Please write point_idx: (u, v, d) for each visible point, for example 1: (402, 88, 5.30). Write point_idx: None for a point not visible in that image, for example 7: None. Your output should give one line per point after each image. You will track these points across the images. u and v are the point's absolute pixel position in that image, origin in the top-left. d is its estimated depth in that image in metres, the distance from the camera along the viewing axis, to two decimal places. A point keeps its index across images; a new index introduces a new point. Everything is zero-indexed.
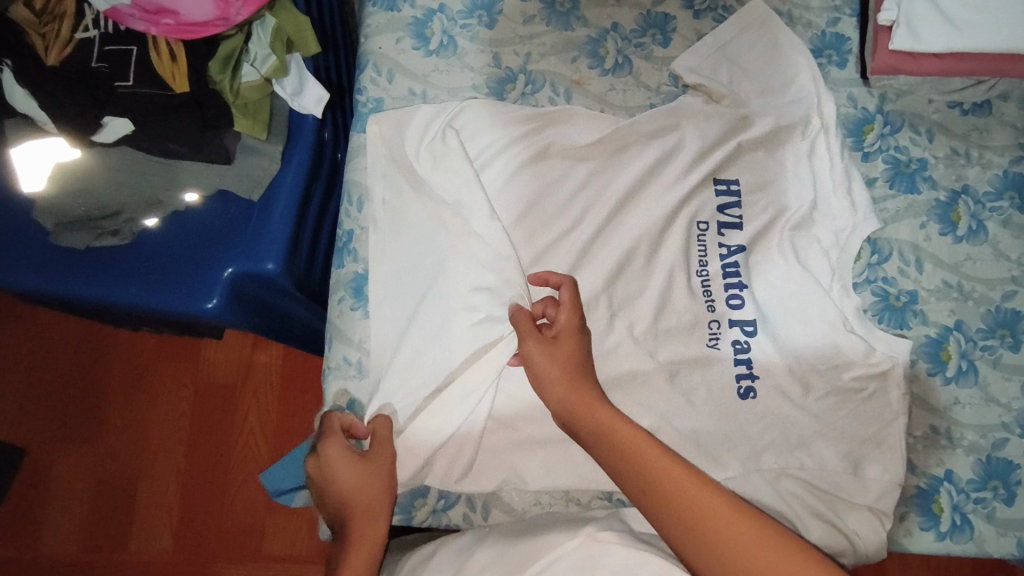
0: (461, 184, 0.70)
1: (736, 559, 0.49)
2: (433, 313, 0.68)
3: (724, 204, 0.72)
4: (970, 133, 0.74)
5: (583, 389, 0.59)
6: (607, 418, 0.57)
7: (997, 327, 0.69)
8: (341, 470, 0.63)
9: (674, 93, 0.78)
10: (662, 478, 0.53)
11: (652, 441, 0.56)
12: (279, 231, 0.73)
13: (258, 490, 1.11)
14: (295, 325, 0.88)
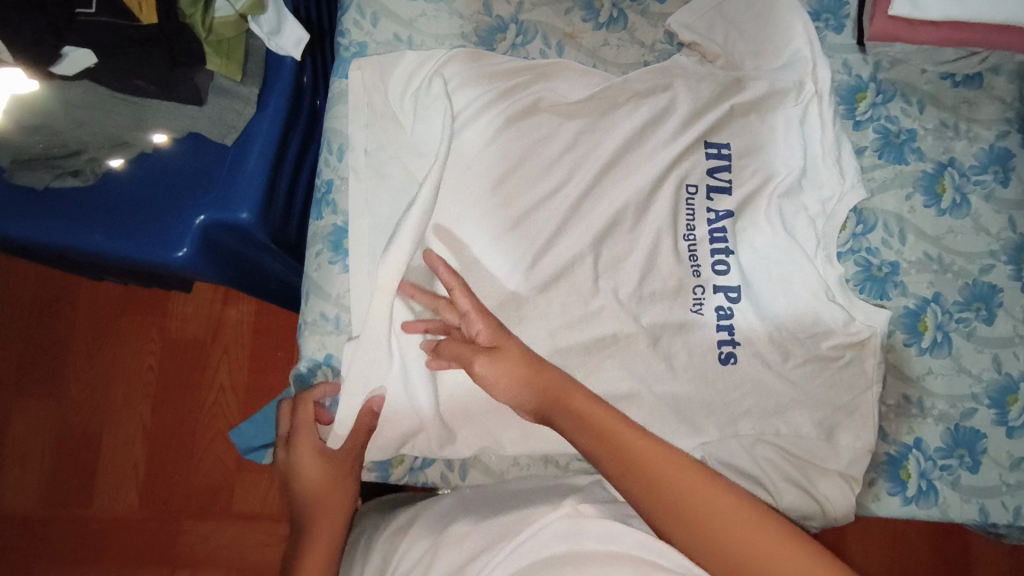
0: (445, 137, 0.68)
1: (704, 527, 0.48)
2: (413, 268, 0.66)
3: (714, 167, 0.71)
4: (960, 106, 0.74)
5: (553, 376, 0.58)
6: (580, 403, 0.56)
7: (973, 300, 0.69)
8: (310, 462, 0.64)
9: (668, 52, 0.76)
10: (637, 457, 0.52)
11: (628, 423, 0.55)
12: (254, 179, 0.70)
13: (227, 448, 1.09)
14: (269, 279, 0.85)
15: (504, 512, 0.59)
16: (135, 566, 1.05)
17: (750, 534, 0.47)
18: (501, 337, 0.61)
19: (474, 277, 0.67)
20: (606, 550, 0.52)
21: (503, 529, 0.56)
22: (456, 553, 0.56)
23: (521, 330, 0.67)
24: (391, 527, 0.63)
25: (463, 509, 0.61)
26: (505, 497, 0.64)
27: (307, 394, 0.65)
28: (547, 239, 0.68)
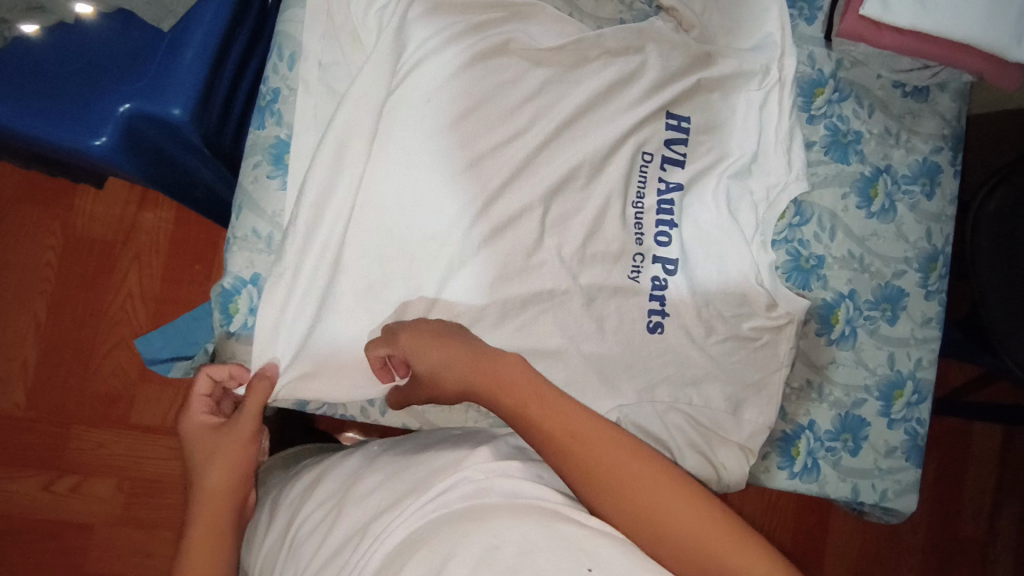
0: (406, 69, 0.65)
1: (628, 497, 0.49)
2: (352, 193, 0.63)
3: (672, 139, 0.71)
4: (905, 116, 0.77)
5: (466, 353, 0.59)
6: (500, 380, 0.56)
7: (882, 301, 0.74)
8: (200, 439, 0.59)
9: (646, 13, 0.74)
10: (563, 430, 0.52)
11: (549, 388, 0.56)
12: (192, 73, 0.63)
13: (129, 357, 1.03)
14: (196, 183, 0.79)
15: (413, 465, 0.57)
16: (16, 468, 1.00)
17: (664, 505, 0.49)
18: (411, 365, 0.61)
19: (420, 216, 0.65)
20: (516, 505, 0.49)
21: (411, 485, 0.54)
22: (362, 508, 0.54)
23: (462, 274, 0.66)
24: (297, 488, 0.61)
25: (371, 463, 0.59)
26: (424, 439, 0.64)
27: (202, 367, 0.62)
28: (498, 186, 0.67)
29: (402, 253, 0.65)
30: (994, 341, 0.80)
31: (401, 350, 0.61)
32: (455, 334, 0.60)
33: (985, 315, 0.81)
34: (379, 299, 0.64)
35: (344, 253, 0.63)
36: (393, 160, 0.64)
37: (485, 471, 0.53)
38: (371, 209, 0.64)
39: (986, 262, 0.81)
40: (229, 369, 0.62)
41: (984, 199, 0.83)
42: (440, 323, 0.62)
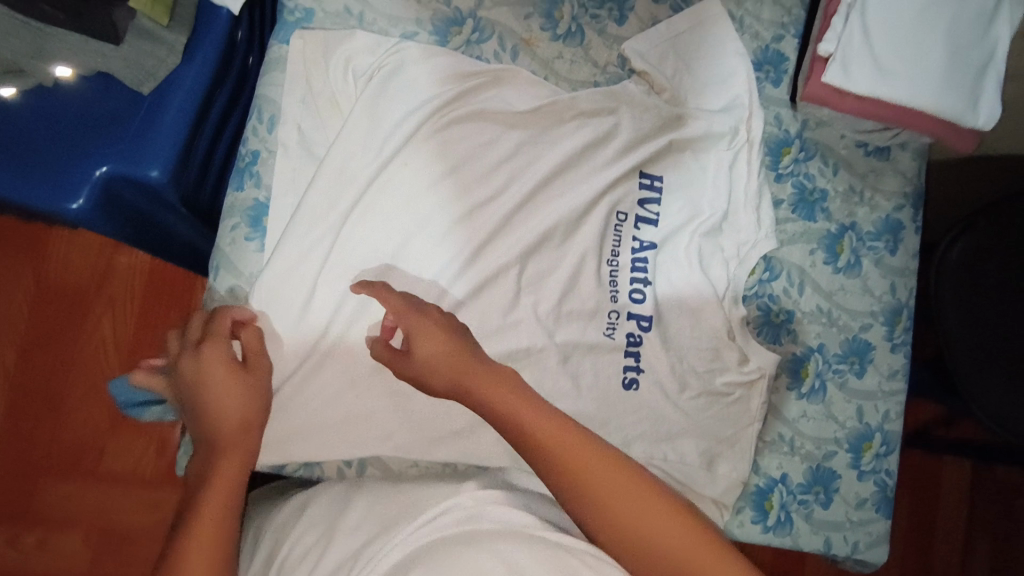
0: (389, 136, 0.66)
1: (634, 535, 0.47)
2: (330, 241, 0.65)
3: (645, 198, 0.74)
4: (868, 174, 0.81)
5: (457, 350, 0.57)
6: (485, 386, 0.55)
7: (850, 354, 0.76)
8: (223, 375, 0.55)
9: (619, 76, 0.75)
10: (566, 454, 0.50)
11: (542, 405, 0.53)
12: (173, 134, 0.64)
13: (101, 402, 1.01)
14: (174, 240, 0.79)
15: (401, 492, 0.57)
16: None
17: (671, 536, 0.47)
18: (418, 327, 0.58)
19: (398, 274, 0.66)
20: (503, 530, 0.48)
21: (397, 514, 0.53)
22: (353, 538, 0.53)
23: None
24: (285, 512, 0.59)
25: (357, 491, 0.59)
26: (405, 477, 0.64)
27: (227, 310, 0.60)
28: (477, 246, 0.68)
29: (378, 308, 0.65)
30: (963, 386, 0.82)
31: (408, 329, 0.59)
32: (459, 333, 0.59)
33: (953, 361, 0.83)
34: (357, 362, 0.65)
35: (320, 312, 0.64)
36: (374, 215, 0.66)
37: (475, 498, 0.53)
38: (344, 268, 0.65)
39: (949, 296, 0.84)
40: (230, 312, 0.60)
41: (947, 245, 0.85)
42: (447, 315, 0.61)
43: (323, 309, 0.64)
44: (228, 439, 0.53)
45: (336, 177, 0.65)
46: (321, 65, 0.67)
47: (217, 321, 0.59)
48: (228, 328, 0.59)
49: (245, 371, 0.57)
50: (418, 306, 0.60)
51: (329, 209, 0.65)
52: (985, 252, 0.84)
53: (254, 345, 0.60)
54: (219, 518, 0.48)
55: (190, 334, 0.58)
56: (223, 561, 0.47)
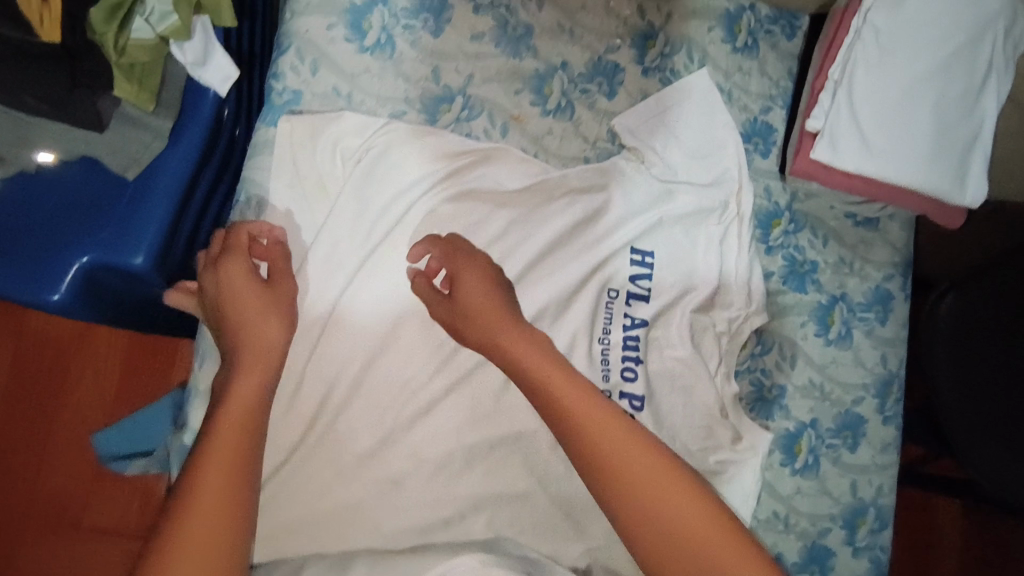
0: (384, 220, 0.67)
1: (659, 527, 0.47)
2: (320, 323, 0.65)
3: (636, 274, 0.74)
4: (858, 245, 0.82)
5: (494, 308, 0.59)
6: (528, 356, 0.56)
7: (843, 428, 0.76)
8: (248, 288, 0.57)
9: (610, 151, 0.75)
10: (598, 432, 0.51)
11: (581, 384, 0.54)
12: (158, 220, 0.63)
13: (84, 455, 1.00)
14: (155, 320, 0.77)
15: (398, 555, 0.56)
16: None
17: (699, 535, 0.47)
18: (461, 271, 0.63)
19: (389, 355, 0.67)
20: None
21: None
22: None
23: (428, 420, 0.66)
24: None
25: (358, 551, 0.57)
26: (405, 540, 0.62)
27: (243, 226, 0.61)
28: None
29: (370, 390, 0.66)
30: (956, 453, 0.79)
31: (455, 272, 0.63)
32: (507, 295, 0.61)
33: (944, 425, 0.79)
34: (345, 452, 0.64)
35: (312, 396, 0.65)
36: (362, 299, 0.66)
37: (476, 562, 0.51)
38: (334, 355, 0.66)
39: (941, 352, 0.79)
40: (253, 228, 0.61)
41: (936, 300, 0.80)
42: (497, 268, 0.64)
43: (315, 392, 0.65)
44: (253, 350, 0.54)
45: (322, 267, 0.65)
46: (309, 147, 0.66)
47: (233, 237, 0.60)
48: (247, 243, 0.60)
49: (265, 287, 0.58)
50: (467, 252, 0.65)
51: (317, 296, 0.65)
52: (978, 306, 0.79)
53: (273, 261, 0.61)
54: (241, 426, 0.49)
55: (207, 254, 0.59)
56: (246, 472, 0.47)
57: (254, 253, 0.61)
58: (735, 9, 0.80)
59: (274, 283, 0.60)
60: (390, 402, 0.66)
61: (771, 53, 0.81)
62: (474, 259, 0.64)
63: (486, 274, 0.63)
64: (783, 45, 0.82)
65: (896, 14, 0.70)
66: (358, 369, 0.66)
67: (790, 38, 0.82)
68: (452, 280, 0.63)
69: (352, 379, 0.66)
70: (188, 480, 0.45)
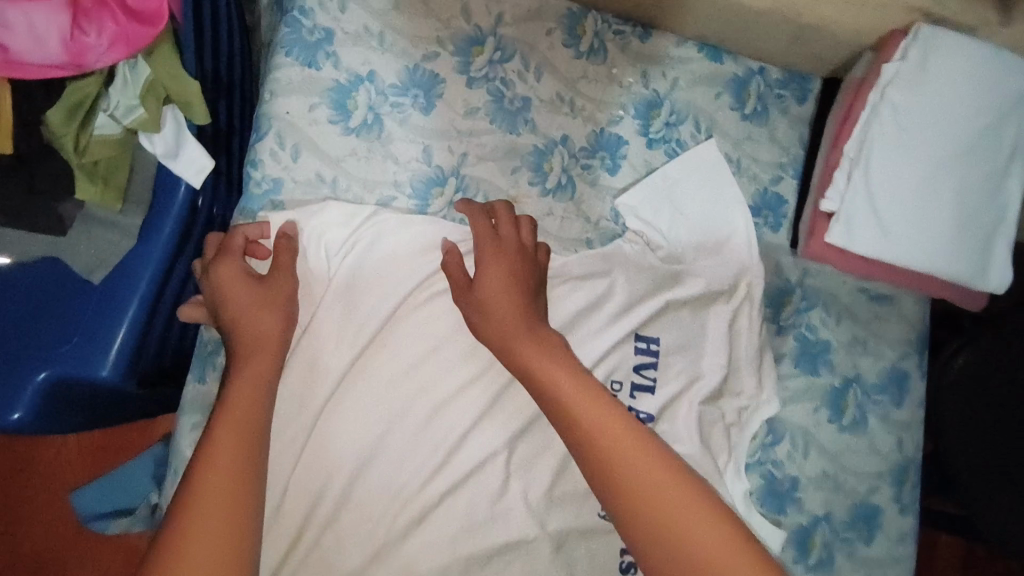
0: (378, 316, 0.63)
1: (649, 515, 0.47)
2: (310, 429, 0.61)
3: (641, 363, 0.70)
4: (871, 321, 0.79)
5: (507, 300, 0.58)
6: (528, 353, 0.56)
7: (858, 520, 0.76)
8: (243, 290, 0.56)
9: (614, 232, 0.71)
10: (592, 426, 0.51)
11: (583, 378, 0.54)
12: (128, 328, 0.58)
13: (64, 510, 0.96)
14: (128, 413, 0.71)
15: None
16: None
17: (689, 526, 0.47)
18: (492, 259, 0.60)
19: (379, 459, 0.62)
20: None
21: None
22: None
23: (421, 532, 0.61)
24: None
25: None
26: None
27: (239, 228, 0.59)
28: (467, 425, 0.64)
29: (358, 501, 0.61)
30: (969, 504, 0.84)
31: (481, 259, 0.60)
32: (526, 286, 0.59)
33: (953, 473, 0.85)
34: (331, 571, 0.59)
35: (294, 508, 0.60)
36: (350, 404, 0.62)
37: None
38: (321, 462, 0.61)
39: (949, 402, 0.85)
40: (258, 226, 0.60)
41: (950, 355, 0.86)
42: (522, 253, 0.61)
43: (300, 505, 0.60)
44: (250, 352, 0.54)
45: (304, 375, 0.62)
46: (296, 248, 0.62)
47: (229, 239, 0.58)
48: (245, 244, 0.58)
49: (259, 281, 0.57)
50: (498, 234, 0.61)
51: (301, 407, 0.62)
52: (988, 365, 0.85)
53: (276, 253, 0.59)
54: (241, 427, 0.50)
55: (204, 256, 0.59)
56: (247, 498, 0.47)
57: (252, 252, 0.59)
58: (744, 73, 0.75)
59: (275, 276, 0.58)
60: (380, 514, 0.61)
61: (782, 119, 0.76)
62: (515, 256, 0.61)
63: (514, 267, 0.60)
64: (794, 109, 0.77)
65: (918, 92, 0.66)
66: (346, 479, 0.61)
67: (801, 102, 0.77)
68: (478, 272, 0.60)
69: (338, 489, 0.61)
70: (187, 487, 0.46)
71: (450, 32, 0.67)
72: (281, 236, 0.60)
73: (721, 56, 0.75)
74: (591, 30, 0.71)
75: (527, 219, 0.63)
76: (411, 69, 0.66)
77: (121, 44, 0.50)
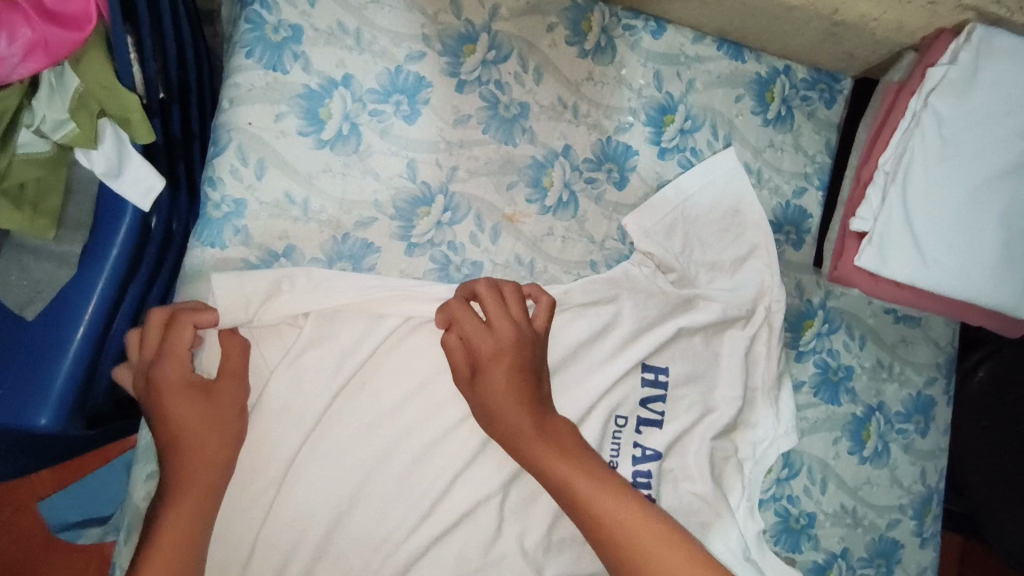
0: (356, 353, 0.56)
1: None
2: (277, 479, 0.54)
3: (649, 397, 0.63)
4: (897, 344, 0.72)
5: (514, 391, 0.51)
6: (542, 457, 0.50)
7: (876, 557, 0.70)
8: (184, 403, 0.49)
9: (620, 252, 0.64)
10: (620, 542, 0.47)
11: (606, 485, 0.49)
12: (71, 369, 0.51)
13: (32, 517, 0.86)
14: (77, 450, 0.64)
15: None
16: None
17: None
18: (490, 356, 0.52)
19: (358, 510, 0.55)
20: None
21: None
22: None
23: None
24: None
25: None
26: None
27: (186, 316, 0.50)
28: (456, 469, 0.57)
29: (334, 554, 0.54)
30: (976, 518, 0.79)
31: (487, 335, 0.53)
32: (533, 373, 0.52)
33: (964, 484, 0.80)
34: None
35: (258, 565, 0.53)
36: (323, 451, 0.55)
37: None
38: (289, 517, 0.54)
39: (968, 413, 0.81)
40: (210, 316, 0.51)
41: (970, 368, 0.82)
42: (526, 327, 0.53)
43: (265, 563, 0.53)
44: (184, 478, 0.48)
45: (272, 423, 0.54)
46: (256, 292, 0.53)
47: (175, 330, 0.49)
48: (191, 341, 0.50)
49: (206, 396, 0.50)
50: (504, 301, 0.54)
51: (269, 455, 0.54)
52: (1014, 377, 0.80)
53: (227, 355, 0.52)
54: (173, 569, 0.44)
55: (141, 344, 0.50)
56: None
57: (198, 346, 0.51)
58: (768, 72, 0.68)
59: (218, 384, 0.51)
60: (361, 569, 0.54)
61: (808, 124, 0.69)
62: (518, 339, 0.52)
63: (517, 361, 0.52)
64: (821, 113, 0.70)
65: (965, 101, 0.59)
66: (321, 532, 0.54)
67: (829, 106, 0.70)
68: (478, 365, 0.52)
69: (311, 542, 0.54)
70: None
71: (438, 28, 0.59)
72: (231, 335, 0.52)
73: (742, 54, 0.67)
74: (598, 25, 0.63)
75: (512, 286, 0.55)
76: (393, 71, 0.58)
77: (39, 52, 0.44)
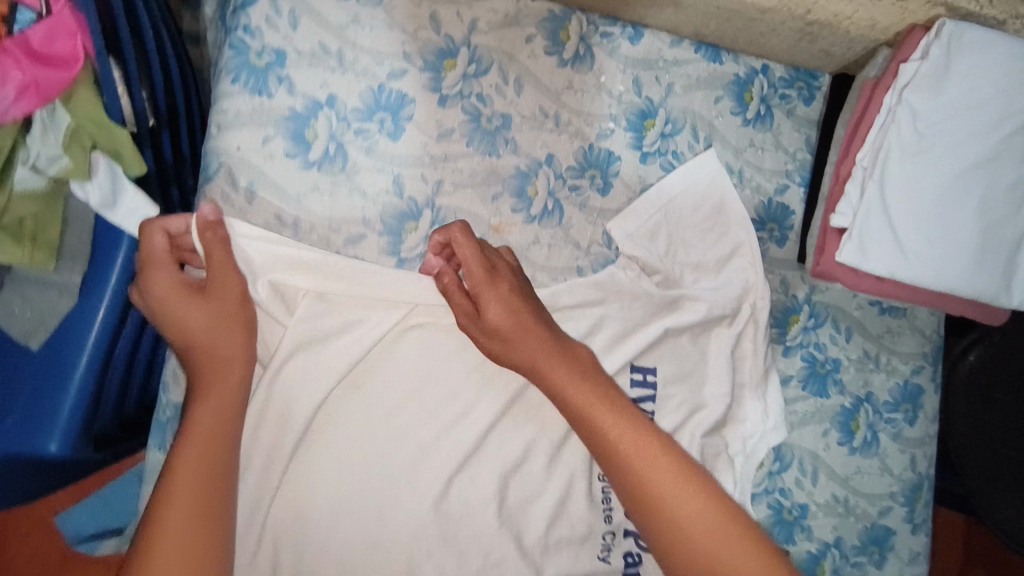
0: (352, 366, 0.58)
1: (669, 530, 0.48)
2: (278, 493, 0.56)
3: (639, 397, 0.64)
4: (884, 335, 0.74)
5: (516, 306, 0.54)
6: (556, 373, 0.53)
7: (869, 544, 0.72)
8: (187, 304, 0.51)
9: (606, 257, 0.66)
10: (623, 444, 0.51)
11: (612, 398, 0.53)
12: (76, 397, 0.52)
13: (49, 535, 0.88)
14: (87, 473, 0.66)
15: None
16: None
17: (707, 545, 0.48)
18: (489, 282, 0.54)
19: (348, 517, 0.55)
20: None
21: None
22: None
23: None
24: None
25: None
26: None
27: (156, 222, 0.51)
28: (448, 475, 0.58)
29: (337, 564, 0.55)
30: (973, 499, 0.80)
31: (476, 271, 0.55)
32: (529, 296, 0.56)
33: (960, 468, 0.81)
34: None
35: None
36: (320, 462, 0.56)
37: None
38: (289, 532, 0.55)
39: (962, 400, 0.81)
40: (183, 217, 0.52)
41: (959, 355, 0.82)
42: (519, 268, 0.57)
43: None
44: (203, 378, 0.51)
45: (270, 440, 0.56)
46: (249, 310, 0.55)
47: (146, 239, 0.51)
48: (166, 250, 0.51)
49: (206, 295, 0.52)
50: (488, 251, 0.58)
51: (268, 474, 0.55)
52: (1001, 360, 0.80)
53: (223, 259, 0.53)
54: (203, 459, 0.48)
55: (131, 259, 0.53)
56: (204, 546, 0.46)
57: (179, 251, 0.53)
58: (745, 73, 0.69)
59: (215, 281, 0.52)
60: None
61: (788, 122, 0.70)
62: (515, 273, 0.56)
63: (514, 287, 0.55)
64: (800, 110, 0.71)
65: (939, 95, 0.60)
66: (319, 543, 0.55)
67: (808, 102, 0.71)
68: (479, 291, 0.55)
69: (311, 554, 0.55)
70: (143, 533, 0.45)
71: (418, 45, 0.60)
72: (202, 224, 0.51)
73: (720, 56, 0.68)
74: (576, 33, 0.64)
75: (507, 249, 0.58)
76: (376, 89, 0.59)
77: (31, 93, 0.46)
